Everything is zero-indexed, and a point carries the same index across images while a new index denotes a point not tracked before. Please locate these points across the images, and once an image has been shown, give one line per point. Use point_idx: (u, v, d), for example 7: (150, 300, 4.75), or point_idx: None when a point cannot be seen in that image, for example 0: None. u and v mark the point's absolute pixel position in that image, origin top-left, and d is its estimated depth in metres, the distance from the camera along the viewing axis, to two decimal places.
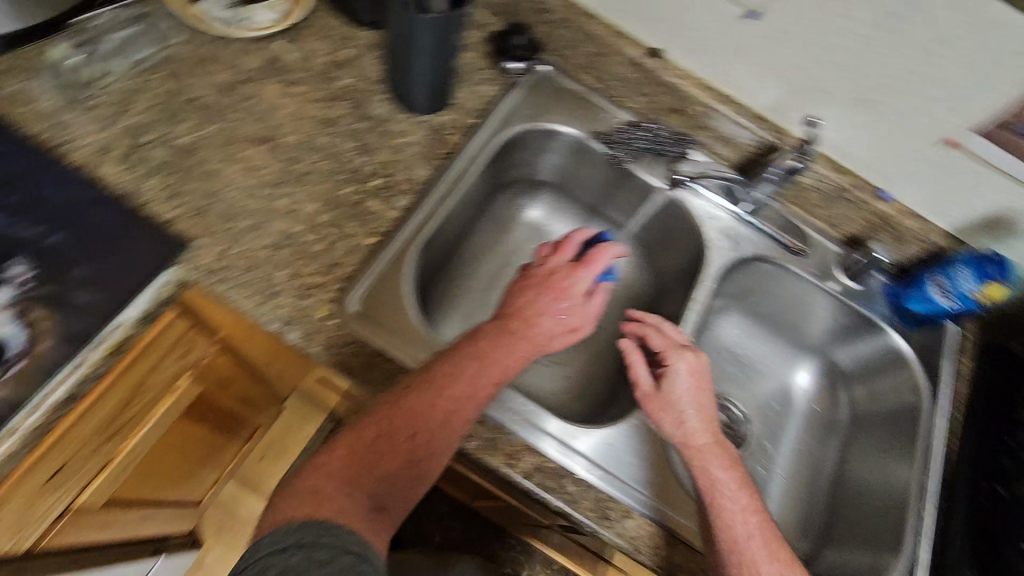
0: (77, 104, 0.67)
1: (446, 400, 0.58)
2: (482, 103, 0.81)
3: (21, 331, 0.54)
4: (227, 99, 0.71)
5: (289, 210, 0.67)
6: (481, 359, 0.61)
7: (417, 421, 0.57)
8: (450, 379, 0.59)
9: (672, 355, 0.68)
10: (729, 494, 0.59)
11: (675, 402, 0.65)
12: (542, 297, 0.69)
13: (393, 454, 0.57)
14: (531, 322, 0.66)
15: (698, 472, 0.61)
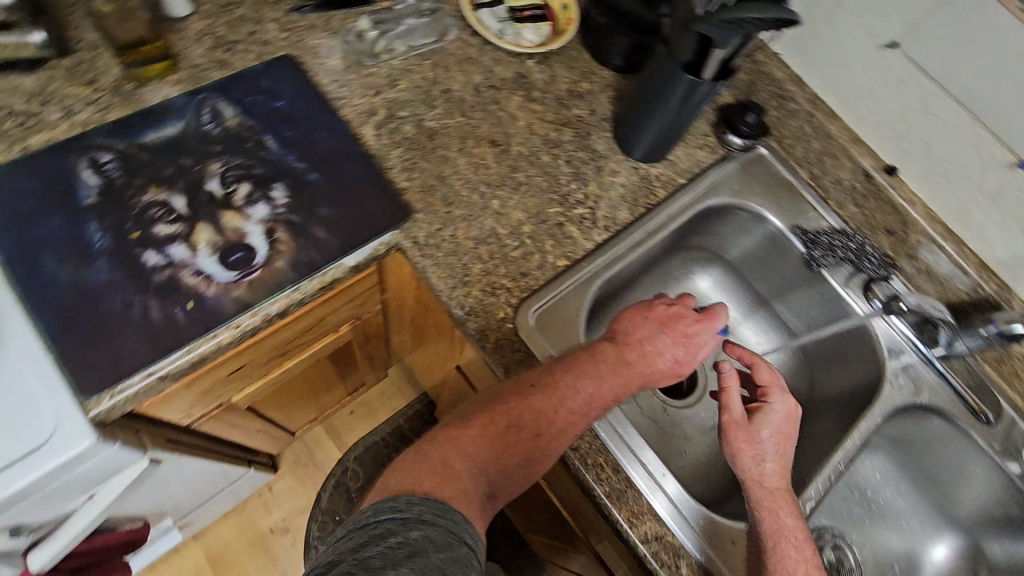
0: (359, 69, 0.76)
1: (567, 410, 0.57)
2: (695, 166, 0.82)
3: (267, 245, 0.61)
4: (475, 99, 0.78)
5: (500, 212, 0.71)
6: (609, 379, 0.59)
7: (543, 421, 0.56)
8: (576, 388, 0.58)
9: (772, 395, 0.61)
10: (794, 542, 0.54)
11: (763, 441, 0.58)
12: (661, 334, 0.62)
13: (516, 449, 0.55)
14: (648, 359, 0.61)
15: (767, 521, 0.55)
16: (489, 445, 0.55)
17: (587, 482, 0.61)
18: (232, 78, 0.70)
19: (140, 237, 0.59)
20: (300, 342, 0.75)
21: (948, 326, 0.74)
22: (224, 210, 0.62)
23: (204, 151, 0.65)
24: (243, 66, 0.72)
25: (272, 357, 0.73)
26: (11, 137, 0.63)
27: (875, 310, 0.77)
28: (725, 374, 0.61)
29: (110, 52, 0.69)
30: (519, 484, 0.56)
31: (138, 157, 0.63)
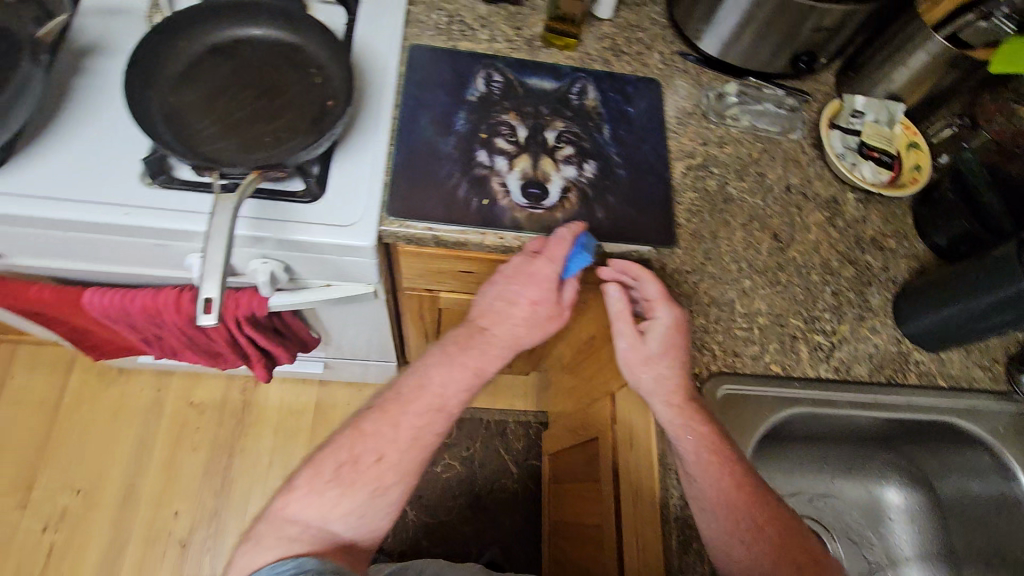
0: (702, 121, 0.83)
1: (393, 429, 0.61)
2: (964, 377, 0.73)
3: (558, 197, 0.71)
4: (782, 194, 0.80)
5: (745, 293, 0.73)
6: (450, 369, 0.63)
7: (383, 444, 0.60)
8: (407, 397, 0.62)
9: (657, 306, 0.64)
10: (714, 450, 0.61)
11: (660, 343, 0.63)
12: (499, 282, 0.66)
13: (351, 490, 0.59)
14: (499, 320, 0.65)
15: (689, 442, 0.61)
16: (326, 497, 0.59)
17: None
18: (608, 73, 0.82)
19: (482, 139, 0.73)
20: None
21: None
22: (546, 157, 0.73)
23: (558, 109, 0.77)
24: (619, 70, 0.84)
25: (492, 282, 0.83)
26: (448, 32, 0.81)
27: None
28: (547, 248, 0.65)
29: (541, 13, 0.85)
30: (383, 513, 0.60)
31: (515, 89, 0.77)
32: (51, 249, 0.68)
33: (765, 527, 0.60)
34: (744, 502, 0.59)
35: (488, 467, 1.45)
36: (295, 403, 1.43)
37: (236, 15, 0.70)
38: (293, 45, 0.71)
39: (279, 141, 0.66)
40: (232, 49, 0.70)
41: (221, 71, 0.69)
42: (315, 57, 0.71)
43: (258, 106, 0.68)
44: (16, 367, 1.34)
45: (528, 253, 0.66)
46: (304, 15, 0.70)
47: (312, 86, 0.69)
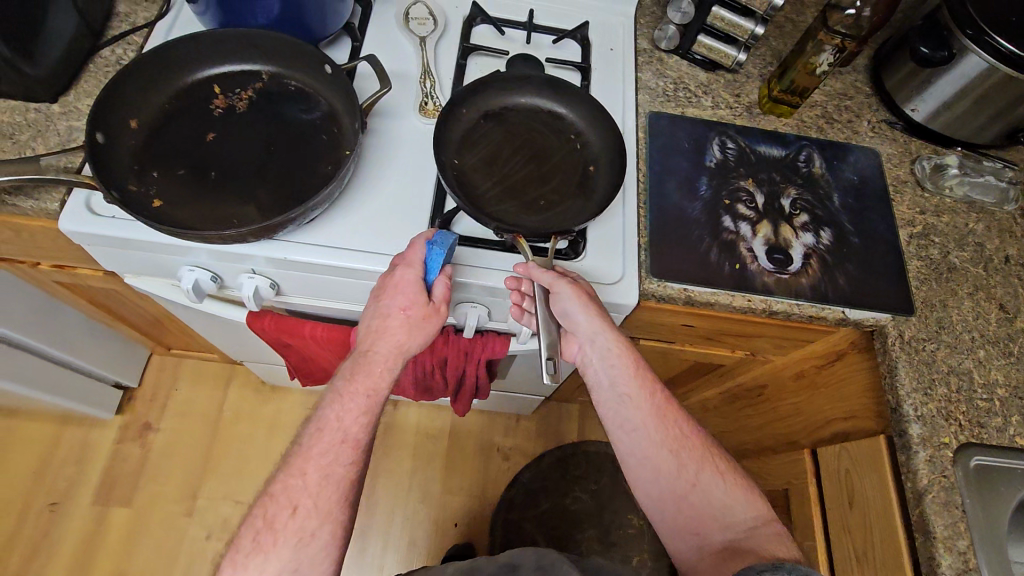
0: (918, 189, 0.86)
1: (310, 464, 0.62)
2: None
3: (802, 263, 0.75)
4: (1003, 264, 0.82)
5: (981, 363, 0.74)
6: (344, 403, 0.64)
7: (297, 495, 0.61)
8: (308, 445, 0.63)
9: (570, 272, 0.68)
10: (640, 384, 0.69)
11: (588, 292, 0.67)
12: (373, 303, 0.67)
13: (276, 551, 0.59)
14: (376, 336, 0.66)
15: (620, 374, 0.69)
16: (249, 571, 0.58)
17: None
18: (828, 141, 0.87)
19: (727, 205, 0.77)
20: (732, 337, 0.86)
21: None
22: (784, 224, 0.78)
23: (789, 176, 0.82)
24: (835, 137, 0.88)
25: (709, 333, 0.85)
26: (676, 98, 0.86)
27: None
28: (403, 256, 0.66)
29: (757, 80, 0.90)
30: (317, 562, 0.60)
31: (748, 156, 0.82)
32: (331, 292, 0.75)
33: (691, 437, 0.69)
34: (671, 421, 0.69)
35: (617, 500, 1.40)
36: (431, 427, 1.49)
37: (511, 85, 0.77)
38: (555, 113, 0.78)
39: (553, 204, 0.71)
40: (502, 115, 0.77)
41: (496, 137, 0.75)
42: (575, 125, 0.77)
43: (530, 170, 0.74)
44: (180, 381, 1.42)
45: (391, 263, 0.67)
46: (571, 87, 0.77)
47: (574, 152, 0.75)
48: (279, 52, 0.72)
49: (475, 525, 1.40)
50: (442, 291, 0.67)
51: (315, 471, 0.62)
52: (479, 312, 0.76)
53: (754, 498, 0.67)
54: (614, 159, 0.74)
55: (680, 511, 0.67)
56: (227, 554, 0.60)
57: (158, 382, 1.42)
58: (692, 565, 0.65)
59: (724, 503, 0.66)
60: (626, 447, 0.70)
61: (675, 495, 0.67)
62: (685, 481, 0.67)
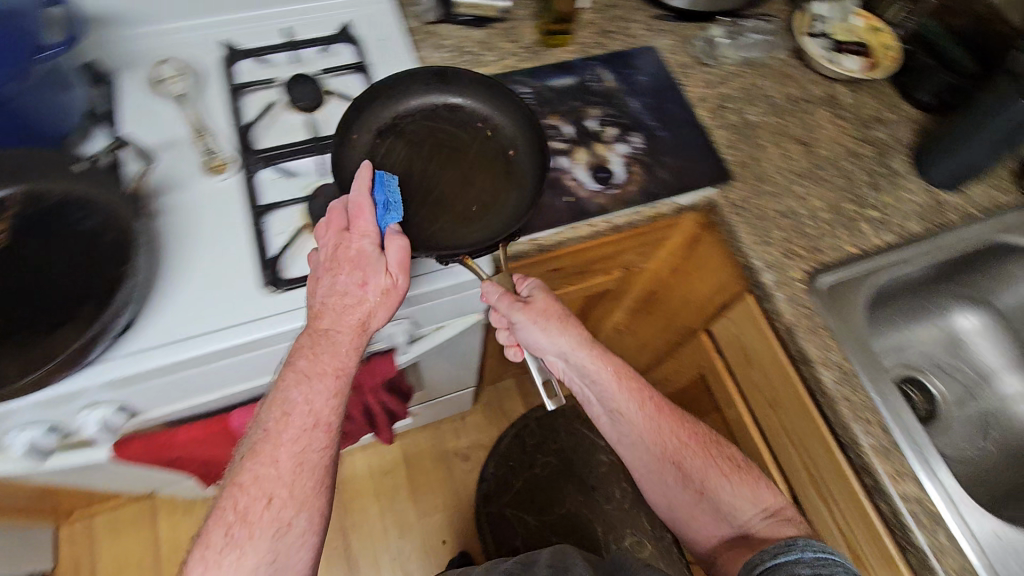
0: (701, 67, 0.93)
1: (280, 453, 0.60)
2: (987, 202, 0.86)
3: (624, 171, 0.79)
4: (790, 107, 0.91)
5: (802, 197, 0.82)
6: (312, 384, 0.62)
7: (269, 485, 0.59)
8: (277, 429, 0.60)
9: (530, 288, 0.72)
10: (631, 393, 0.74)
11: (550, 307, 0.71)
12: (325, 278, 0.63)
13: (252, 544, 0.57)
14: (339, 314, 0.62)
15: (608, 386, 0.74)
16: (220, 567, 0.56)
17: (850, 431, 0.67)
18: (611, 54, 0.91)
19: None
20: (598, 262, 0.90)
21: None
22: (597, 143, 0.81)
23: (588, 97, 0.85)
24: (616, 48, 0.92)
25: (578, 267, 0.88)
26: (462, 65, 0.87)
27: None
28: (354, 225, 0.65)
29: (529, 21, 0.93)
30: (294, 550, 0.59)
31: (545, 94, 0.85)
32: (193, 386, 0.69)
33: (689, 442, 0.74)
34: (667, 431, 0.74)
35: (582, 450, 1.46)
36: (386, 461, 1.45)
37: (395, 96, 0.77)
38: (451, 104, 0.79)
39: (484, 204, 0.73)
40: (399, 126, 0.77)
41: (402, 150, 0.75)
42: (477, 115, 0.79)
43: (450, 173, 0.75)
44: (100, 541, 1.29)
45: (340, 232, 0.65)
46: (459, 74, 0.79)
47: (487, 140, 0.77)
48: (19, 168, 0.65)
49: (464, 531, 1.40)
50: (397, 256, 0.64)
51: (287, 454, 0.60)
52: None
53: (760, 490, 0.72)
54: (528, 136, 0.77)
55: (692, 513, 0.73)
56: (195, 550, 0.57)
57: (74, 555, 1.27)
58: (709, 556, 0.73)
59: (733, 502, 0.72)
60: (632, 458, 0.76)
61: (686, 501, 0.74)
62: (693, 489, 0.73)
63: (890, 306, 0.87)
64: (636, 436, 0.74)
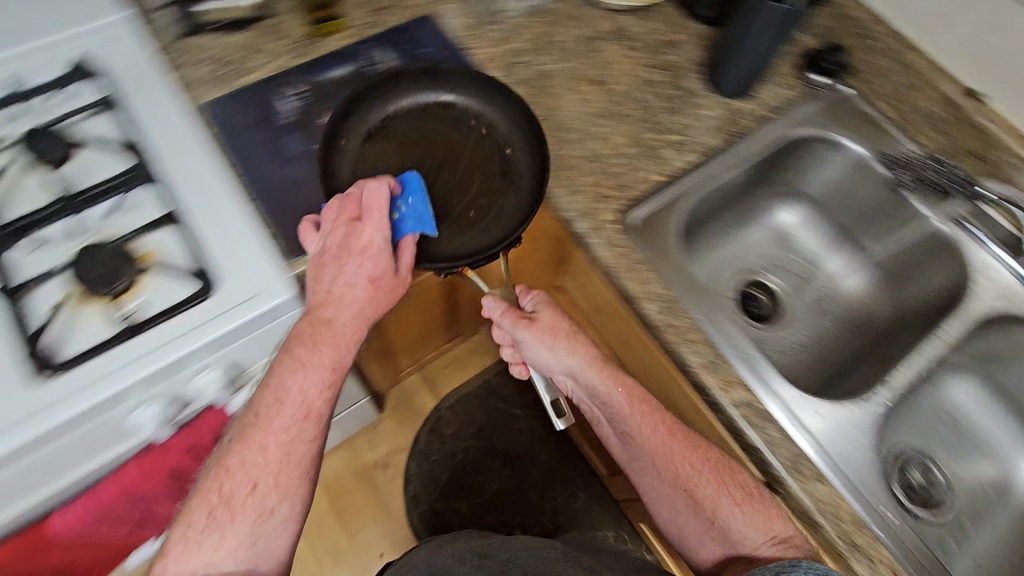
0: (485, 24, 0.89)
1: (271, 442, 0.61)
2: (778, 102, 0.89)
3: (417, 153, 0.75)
4: (581, 48, 0.90)
5: (604, 137, 0.82)
6: (308, 374, 0.62)
7: (256, 472, 0.60)
8: (274, 418, 0.61)
9: (539, 306, 0.74)
10: (640, 412, 0.69)
11: (560, 327, 0.72)
12: (331, 265, 0.64)
13: (228, 530, 0.58)
14: (344, 301, 0.64)
15: (619, 400, 0.70)
16: (199, 548, 0.57)
17: (682, 354, 0.69)
18: (387, 31, 0.86)
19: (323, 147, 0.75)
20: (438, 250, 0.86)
21: None
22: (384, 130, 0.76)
23: (367, 83, 0.80)
24: (391, 24, 0.86)
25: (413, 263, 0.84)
26: (225, 79, 0.80)
27: (949, 217, 0.83)
28: (369, 215, 0.64)
29: (292, 13, 0.85)
30: (274, 535, 0.60)
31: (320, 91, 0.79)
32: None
33: (701, 472, 0.66)
34: (681, 458, 0.67)
35: (500, 425, 1.47)
36: None
37: (384, 89, 0.77)
38: (441, 101, 0.79)
39: (482, 208, 0.74)
40: (388, 126, 0.77)
41: (391, 152, 0.75)
42: (470, 110, 0.78)
43: (447, 176, 0.75)
44: None
45: (352, 221, 0.64)
46: (453, 69, 0.78)
47: (483, 138, 0.77)
48: None
49: (403, 537, 1.39)
50: (408, 258, 0.67)
51: (278, 441, 0.61)
52: (160, 404, 0.66)
53: (775, 520, 0.64)
54: (525, 135, 0.76)
55: (701, 540, 0.67)
56: (176, 527, 0.59)
57: None
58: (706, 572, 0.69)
59: (746, 535, 0.64)
60: (641, 479, 0.71)
61: (698, 530, 0.67)
62: (703, 518, 0.66)
63: (709, 224, 0.89)
64: (649, 457, 0.68)
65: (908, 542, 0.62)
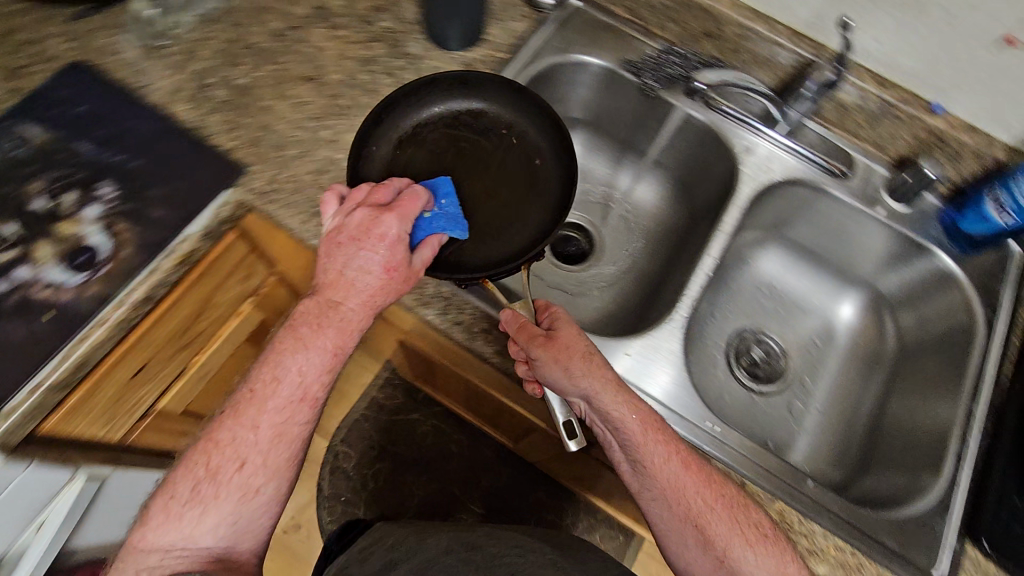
0: (155, 51, 0.75)
1: (266, 420, 0.54)
2: (512, 39, 0.83)
3: (106, 238, 0.63)
4: (278, 44, 0.77)
5: (332, 139, 0.73)
6: (308, 355, 0.56)
7: (246, 449, 0.54)
8: (275, 403, 0.55)
9: (556, 323, 0.63)
10: (654, 442, 0.59)
11: (577, 349, 0.61)
12: (348, 248, 0.56)
13: (212, 505, 0.53)
14: (347, 289, 0.56)
15: (634, 428, 0.59)
16: (179, 522, 0.52)
17: (478, 347, 0.66)
18: (29, 97, 0.70)
19: None
20: (207, 317, 0.72)
21: (778, 102, 0.78)
22: (57, 223, 0.63)
23: (19, 171, 0.65)
24: (33, 86, 0.70)
25: (177, 344, 0.71)
26: None
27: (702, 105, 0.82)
28: (403, 205, 0.58)
29: None
30: (260, 513, 0.55)
31: None
32: None
33: (715, 506, 0.58)
34: (694, 490, 0.58)
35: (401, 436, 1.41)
36: None
37: (413, 100, 0.72)
38: (473, 108, 0.74)
39: (505, 216, 0.71)
40: (417, 135, 0.72)
41: (422, 161, 0.71)
42: (501, 117, 0.74)
43: (473, 180, 0.72)
44: None
45: (376, 208, 0.57)
46: (483, 76, 0.73)
47: (512, 147, 0.73)
48: None
49: None
50: (424, 258, 0.59)
51: (271, 428, 0.55)
52: None
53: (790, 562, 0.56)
54: (555, 143, 0.73)
55: None
56: (157, 497, 0.54)
57: None
58: None
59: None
60: (653, 517, 0.61)
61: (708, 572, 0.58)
62: (714, 556, 0.58)
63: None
64: (660, 485, 0.59)
65: (730, 443, 0.65)
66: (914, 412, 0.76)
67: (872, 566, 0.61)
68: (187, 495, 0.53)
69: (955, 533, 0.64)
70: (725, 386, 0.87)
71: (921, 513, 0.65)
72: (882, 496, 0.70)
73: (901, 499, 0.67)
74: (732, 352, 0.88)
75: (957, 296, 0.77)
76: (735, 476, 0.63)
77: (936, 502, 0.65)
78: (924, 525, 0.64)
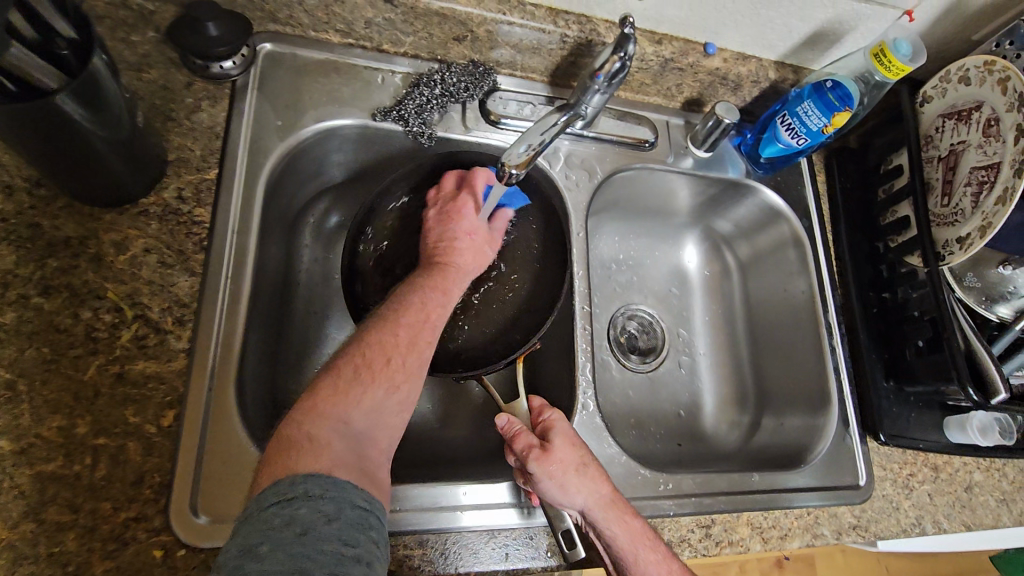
0: None
1: (407, 326, 0.49)
2: (210, 140, 0.56)
3: None
4: None
5: (21, 447, 0.44)
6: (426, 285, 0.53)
7: (391, 348, 0.47)
8: (411, 313, 0.50)
9: (553, 427, 0.55)
10: (648, 559, 0.50)
11: (571, 459, 0.52)
12: (437, 229, 0.59)
13: (362, 397, 0.44)
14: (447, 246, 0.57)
15: (627, 547, 0.50)
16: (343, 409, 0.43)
17: None
18: None
19: None
20: None
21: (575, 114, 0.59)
22: None
23: None
24: None
25: None
26: None
27: (488, 127, 0.66)
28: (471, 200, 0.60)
29: None
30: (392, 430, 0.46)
31: None
32: None
33: None
34: None
35: None
36: None
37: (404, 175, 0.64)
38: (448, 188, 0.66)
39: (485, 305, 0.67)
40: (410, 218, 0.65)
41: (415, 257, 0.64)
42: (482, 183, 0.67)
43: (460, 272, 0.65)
44: None
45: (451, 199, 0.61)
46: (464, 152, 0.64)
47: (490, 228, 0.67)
48: None
49: None
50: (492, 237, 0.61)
51: (407, 333, 0.49)
52: None
53: None
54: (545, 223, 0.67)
55: None
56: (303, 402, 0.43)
57: None
58: None
59: None
60: None
61: None
62: None
63: (285, 337, 0.63)
64: None
65: (688, 493, 0.63)
66: (782, 336, 0.81)
67: (824, 512, 0.68)
68: (339, 385, 0.44)
69: (860, 437, 0.73)
70: (625, 381, 0.81)
71: (834, 443, 0.72)
72: (792, 436, 0.76)
73: (813, 437, 0.73)
74: (615, 342, 0.82)
75: (784, 226, 0.80)
76: (704, 519, 0.63)
77: (839, 424, 0.73)
78: (839, 453, 0.71)
